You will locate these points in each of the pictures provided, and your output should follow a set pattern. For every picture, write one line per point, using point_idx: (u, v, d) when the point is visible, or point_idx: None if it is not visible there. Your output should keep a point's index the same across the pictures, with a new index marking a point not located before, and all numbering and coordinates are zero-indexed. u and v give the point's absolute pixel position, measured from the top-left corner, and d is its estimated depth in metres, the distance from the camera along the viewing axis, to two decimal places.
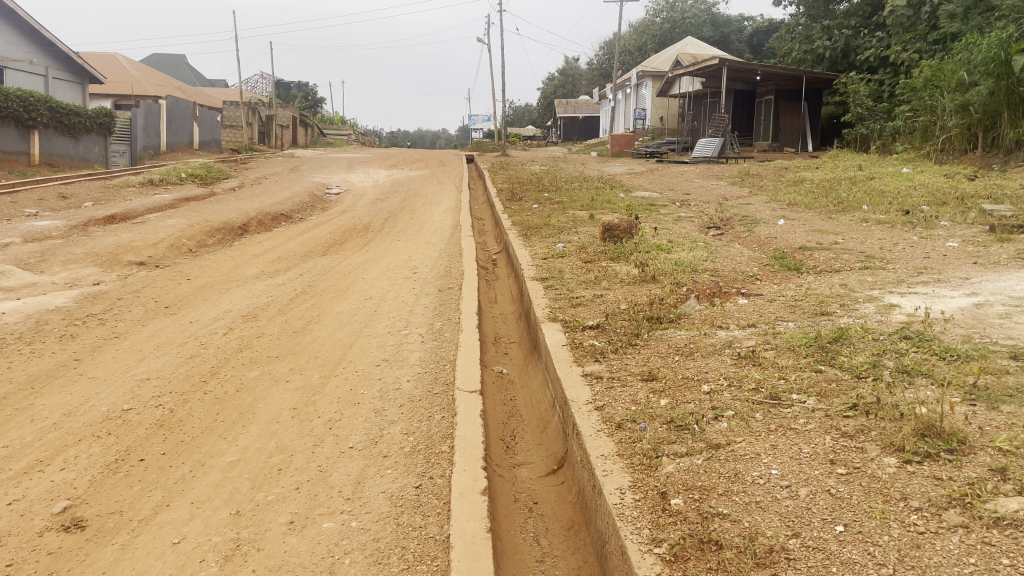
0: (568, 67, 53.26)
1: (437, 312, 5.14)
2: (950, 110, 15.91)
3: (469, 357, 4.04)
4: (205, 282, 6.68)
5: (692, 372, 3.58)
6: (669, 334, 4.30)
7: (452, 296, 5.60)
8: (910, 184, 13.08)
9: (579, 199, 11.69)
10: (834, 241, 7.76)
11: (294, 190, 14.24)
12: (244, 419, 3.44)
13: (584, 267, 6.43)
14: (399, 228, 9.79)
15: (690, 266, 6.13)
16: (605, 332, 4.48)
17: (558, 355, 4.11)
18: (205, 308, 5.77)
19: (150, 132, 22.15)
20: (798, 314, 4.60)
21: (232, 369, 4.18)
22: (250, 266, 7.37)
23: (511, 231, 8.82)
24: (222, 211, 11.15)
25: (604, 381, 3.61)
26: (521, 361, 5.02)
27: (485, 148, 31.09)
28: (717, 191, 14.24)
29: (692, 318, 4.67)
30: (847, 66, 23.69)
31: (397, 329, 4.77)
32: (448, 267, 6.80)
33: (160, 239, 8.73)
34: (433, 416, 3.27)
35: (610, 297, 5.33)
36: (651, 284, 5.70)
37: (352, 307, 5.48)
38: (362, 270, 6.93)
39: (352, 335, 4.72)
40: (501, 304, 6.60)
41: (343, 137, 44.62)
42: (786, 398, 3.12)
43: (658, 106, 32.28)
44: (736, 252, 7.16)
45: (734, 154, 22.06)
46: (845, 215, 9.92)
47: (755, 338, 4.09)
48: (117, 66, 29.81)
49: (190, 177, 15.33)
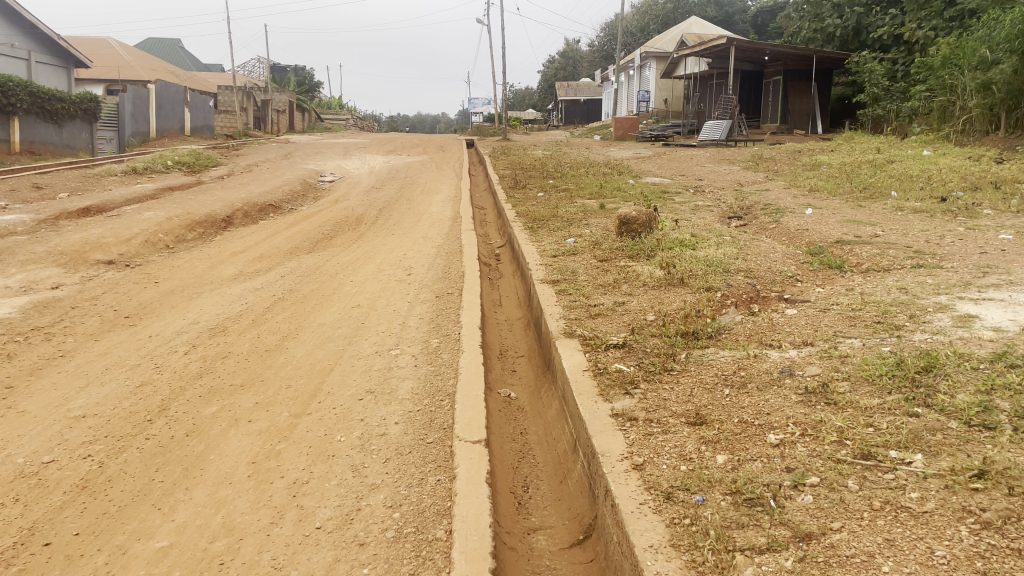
0: (569, 50, 52.34)
1: (433, 325, 4.41)
2: (971, 89, 15.09)
3: (470, 387, 3.33)
4: (176, 286, 5.95)
5: (751, 414, 2.85)
6: (710, 357, 3.57)
7: (452, 304, 4.89)
8: (936, 168, 12.29)
9: (588, 186, 11.00)
10: (871, 234, 7.01)
11: (285, 178, 13.51)
12: (187, 480, 2.72)
13: (600, 267, 5.70)
14: (394, 220, 9.07)
15: (721, 266, 5.39)
16: (633, 353, 3.74)
17: (578, 384, 3.39)
18: (169, 319, 5.05)
19: (138, 118, 21.36)
20: (861, 328, 3.88)
21: (185, 404, 3.46)
22: (228, 266, 6.63)
23: (516, 223, 8.10)
24: (206, 202, 10.43)
25: (639, 424, 2.89)
26: (532, 382, 4.31)
27: (485, 132, 30.28)
28: (731, 176, 13.49)
29: (734, 334, 3.95)
30: (859, 45, 22.80)
31: (386, 348, 4.05)
32: (447, 267, 6.08)
33: (133, 234, 8.01)
34: (426, 481, 2.56)
35: (632, 305, 4.60)
36: (678, 287, 4.97)
37: (337, 318, 4.76)
38: (351, 271, 6.20)
39: (332, 356, 4.00)
40: (505, 309, 5.89)
41: (341, 122, 43.82)
42: (883, 458, 2.41)
43: (661, 88, 31.43)
44: (767, 247, 6.42)
45: (743, 137, 21.23)
46: (874, 203, 9.17)
47: (818, 363, 3.36)
48: (106, 50, 28.97)
49: (177, 165, 14.59)
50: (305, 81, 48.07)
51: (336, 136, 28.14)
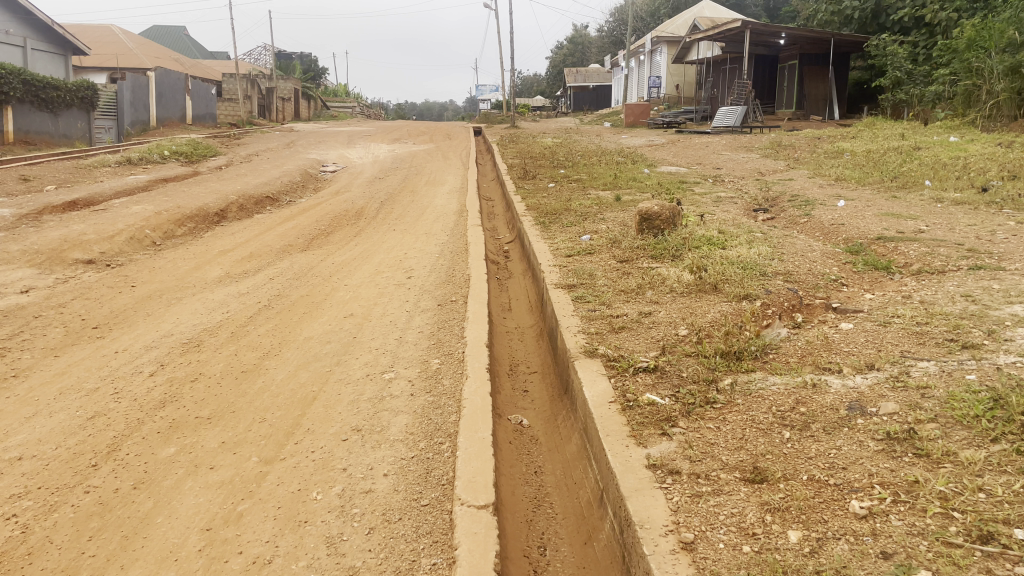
0: (578, 36, 51.51)
1: (434, 340, 3.86)
2: (1000, 73, 14.43)
3: (475, 426, 2.79)
4: (153, 290, 5.43)
5: (822, 470, 2.30)
6: (758, 387, 3.02)
7: (455, 313, 4.34)
8: (967, 156, 11.61)
9: (601, 176, 10.42)
10: (914, 228, 6.41)
11: (285, 168, 12.98)
12: (124, 555, 2.20)
13: (621, 270, 5.15)
14: (396, 214, 8.54)
15: (757, 269, 4.83)
16: (666, 378, 3.19)
17: (603, 421, 2.85)
18: (141, 331, 4.52)
19: (137, 106, 20.87)
20: (931, 348, 3.31)
21: (138, 444, 2.93)
22: (214, 267, 6.10)
23: (526, 217, 7.54)
24: (199, 194, 9.90)
25: (683, 480, 2.35)
26: (547, 406, 3.77)
27: (493, 120, 29.64)
28: (750, 165, 12.86)
29: (783, 355, 3.39)
30: (878, 28, 21.99)
31: (379, 370, 3.51)
32: (452, 268, 5.53)
33: (117, 231, 7.49)
34: (419, 565, 2.03)
35: (661, 316, 4.05)
36: (711, 294, 4.41)
37: (326, 331, 4.22)
38: (345, 273, 5.66)
39: (317, 381, 3.46)
40: (514, 315, 5.36)
41: (347, 110, 43.15)
42: (1010, 540, 1.85)
43: (673, 73, 30.70)
44: (802, 245, 5.85)
45: (758, 123, 20.55)
46: (909, 194, 8.56)
47: (894, 395, 2.80)
48: (108, 37, 28.45)
49: (173, 155, 14.06)
50: (311, 68, 47.49)
51: (340, 124, 27.59)
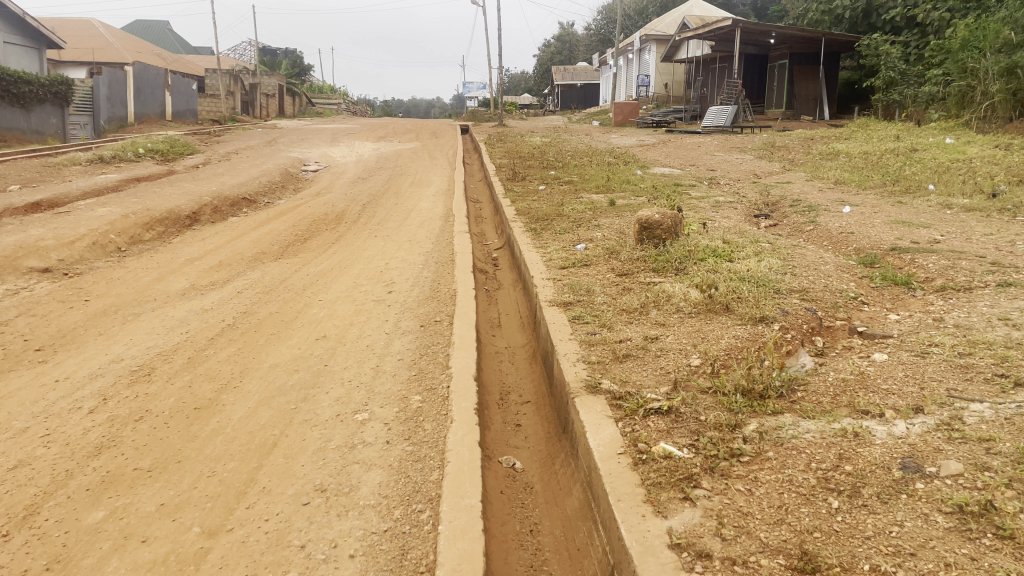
0: (566, 34, 51.06)
1: (416, 370, 3.42)
2: (994, 73, 14.08)
3: (461, 488, 2.35)
4: (109, 305, 4.95)
5: (887, 558, 1.89)
6: (791, 436, 2.61)
7: (440, 336, 3.90)
8: (967, 158, 11.28)
9: (593, 178, 9.98)
10: (928, 238, 6.01)
11: (265, 167, 12.48)
12: None
13: (620, 285, 4.73)
14: (378, 218, 8.10)
15: (771, 286, 4.41)
16: (682, 424, 2.77)
17: (614, 481, 2.43)
18: (88, 355, 4.04)
19: (114, 101, 20.22)
20: (981, 386, 2.90)
21: (62, 506, 2.47)
22: (179, 277, 5.62)
23: (516, 222, 7.12)
24: (170, 196, 9.38)
25: (717, 568, 1.93)
26: (542, 446, 3.33)
27: (481, 118, 29.19)
28: (745, 166, 12.46)
29: (813, 393, 2.97)
30: (869, 27, 21.66)
31: (351, 409, 3.07)
32: (437, 282, 5.09)
33: (79, 236, 6.99)
34: None
35: (670, 343, 3.63)
36: (722, 316, 3.99)
37: (294, 357, 3.77)
38: (320, 286, 5.21)
39: (279, 422, 3.02)
40: (504, 332, 4.92)
41: (333, 106, 42.45)
42: None
43: (661, 71, 30.34)
44: (813, 256, 5.44)
45: (749, 123, 20.21)
46: (915, 199, 8.17)
47: (954, 451, 2.38)
48: (85, 31, 27.73)
49: (148, 152, 13.50)
50: (296, 65, 46.71)
51: (324, 121, 26.98)
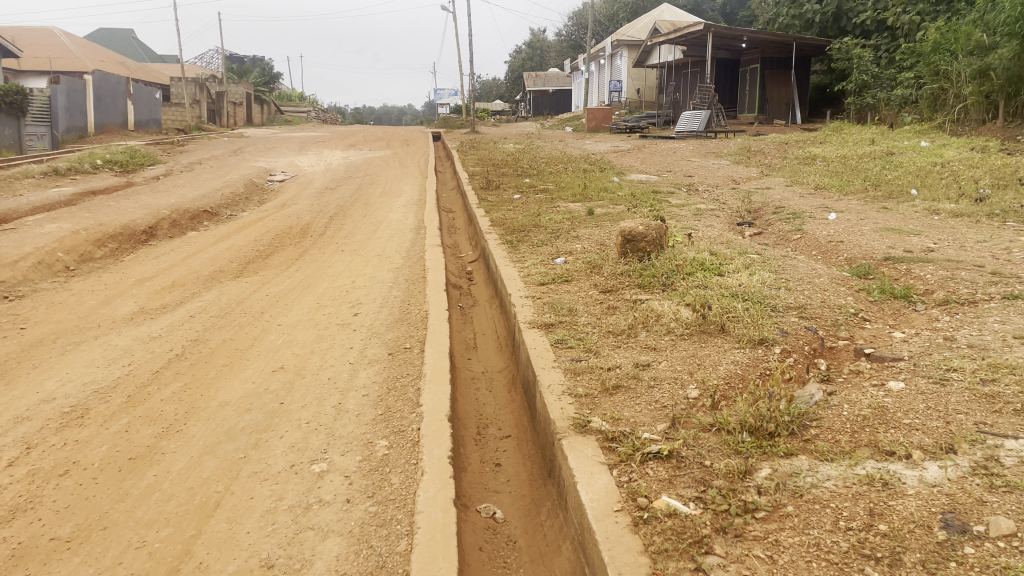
0: (537, 40, 50.94)
1: (383, 408, 3.07)
2: (967, 76, 13.98)
3: (434, 562, 2.01)
4: (47, 334, 4.52)
5: None
6: (811, 485, 2.30)
7: (409, 366, 3.54)
8: (945, 161, 11.14)
9: (570, 186, 9.68)
10: (920, 246, 5.76)
11: (228, 178, 12.01)
12: None
13: (604, 303, 4.40)
14: (346, 231, 7.72)
15: (767, 304, 4.11)
16: (686, 471, 2.44)
17: (611, 548, 2.10)
18: (16, 392, 3.63)
19: (73, 111, 19.58)
20: (1012, 419, 2.59)
21: None
22: (127, 300, 5.20)
23: (491, 233, 6.78)
24: (125, 209, 8.91)
25: None
26: (525, 491, 2.98)
27: (453, 124, 28.84)
28: (722, 172, 12.24)
29: (828, 430, 2.66)
30: (839, 31, 21.58)
31: (308, 457, 2.70)
32: (407, 303, 4.73)
33: (23, 254, 6.52)
34: None
35: (662, 370, 3.31)
36: (717, 338, 3.67)
37: (248, 393, 3.39)
38: (281, 308, 4.82)
39: (226, 474, 2.64)
40: (481, 355, 4.57)
41: (302, 114, 41.80)
42: None
43: (634, 76, 30.19)
44: (805, 268, 5.16)
45: (722, 128, 20.09)
46: (900, 204, 7.95)
47: (1000, 505, 2.07)
48: (45, 39, 26.97)
49: (107, 164, 12.96)
50: (264, 73, 45.95)
51: (293, 129, 26.37)
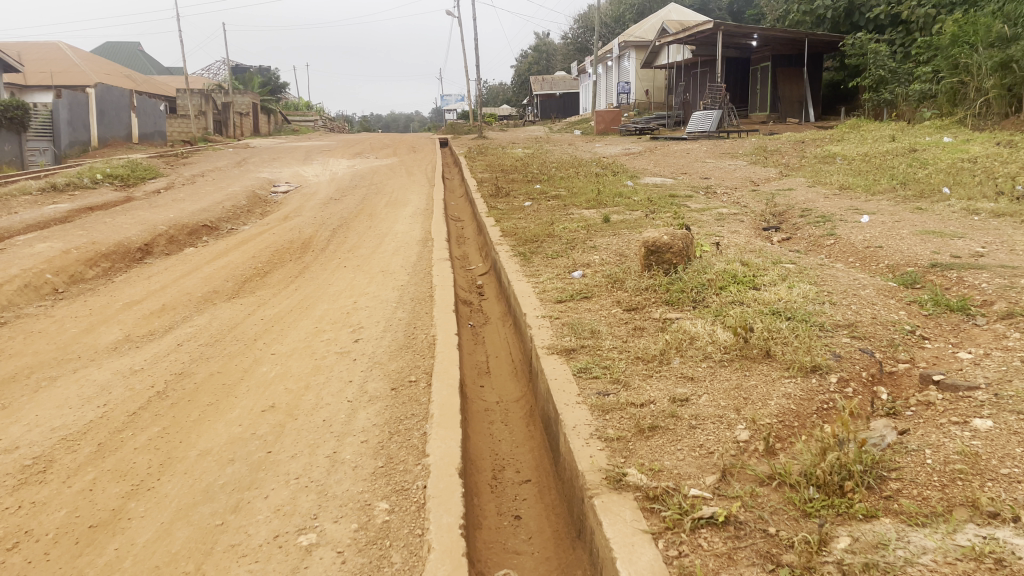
0: (543, 44, 50.53)
1: (384, 459, 2.66)
2: (989, 68, 13.47)
3: None
4: (20, 367, 4.14)
5: None
6: (906, 561, 1.86)
7: (414, 405, 3.12)
8: (973, 157, 10.66)
9: (582, 191, 9.27)
10: (968, 251, 5.30)
11: (230, 190, 11.66)
12: None
13: (629, 324, 3.98)
14: (348, 245, 7.34)
15: (813, 322, 3.68)
16: (747, 543, 2.03)
17: None
18: None
19: (75, 125, 19.32)
20: None
21: None
22: (112, 327, 4.82)
23: (501, 244, 6.38)
24: (121, 225, 8.56)
25: None
26: (549, 554, 2.55)
27: (460, 130, 28.47)
28: (739, 173, 11.81)
29: (911, 483, 2.23)
30: (852, 27, 21.03)
31: (294, 525, 2.29)
32: (412, 326, 4.32)
33: (8, 276, 6.16)
34: None
35: (702, 406, 2.88)
36: (761, 364, 3.25)
37: (232, 438, 2.99)
38: (275, 334, 4.43)
39: (199, 548, 2.24)
40: (493, 382, 4.16)
41: (308, 124, 41.55)
42: None
43: (642, 78, 29.74)
44: (846, 277, 4.74)
45: (735, 127, 19.61)
46: (934, 205, 7.50)
47: None
48: (51, 54, 26.82)
49: (106, 178, 12.64)
50: (271, 83, 45.76)
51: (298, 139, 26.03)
